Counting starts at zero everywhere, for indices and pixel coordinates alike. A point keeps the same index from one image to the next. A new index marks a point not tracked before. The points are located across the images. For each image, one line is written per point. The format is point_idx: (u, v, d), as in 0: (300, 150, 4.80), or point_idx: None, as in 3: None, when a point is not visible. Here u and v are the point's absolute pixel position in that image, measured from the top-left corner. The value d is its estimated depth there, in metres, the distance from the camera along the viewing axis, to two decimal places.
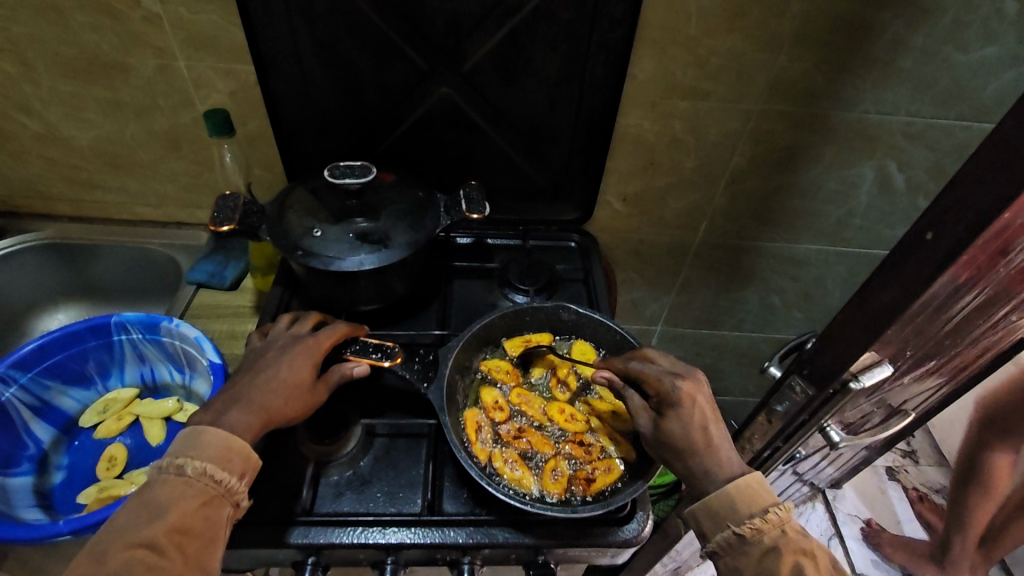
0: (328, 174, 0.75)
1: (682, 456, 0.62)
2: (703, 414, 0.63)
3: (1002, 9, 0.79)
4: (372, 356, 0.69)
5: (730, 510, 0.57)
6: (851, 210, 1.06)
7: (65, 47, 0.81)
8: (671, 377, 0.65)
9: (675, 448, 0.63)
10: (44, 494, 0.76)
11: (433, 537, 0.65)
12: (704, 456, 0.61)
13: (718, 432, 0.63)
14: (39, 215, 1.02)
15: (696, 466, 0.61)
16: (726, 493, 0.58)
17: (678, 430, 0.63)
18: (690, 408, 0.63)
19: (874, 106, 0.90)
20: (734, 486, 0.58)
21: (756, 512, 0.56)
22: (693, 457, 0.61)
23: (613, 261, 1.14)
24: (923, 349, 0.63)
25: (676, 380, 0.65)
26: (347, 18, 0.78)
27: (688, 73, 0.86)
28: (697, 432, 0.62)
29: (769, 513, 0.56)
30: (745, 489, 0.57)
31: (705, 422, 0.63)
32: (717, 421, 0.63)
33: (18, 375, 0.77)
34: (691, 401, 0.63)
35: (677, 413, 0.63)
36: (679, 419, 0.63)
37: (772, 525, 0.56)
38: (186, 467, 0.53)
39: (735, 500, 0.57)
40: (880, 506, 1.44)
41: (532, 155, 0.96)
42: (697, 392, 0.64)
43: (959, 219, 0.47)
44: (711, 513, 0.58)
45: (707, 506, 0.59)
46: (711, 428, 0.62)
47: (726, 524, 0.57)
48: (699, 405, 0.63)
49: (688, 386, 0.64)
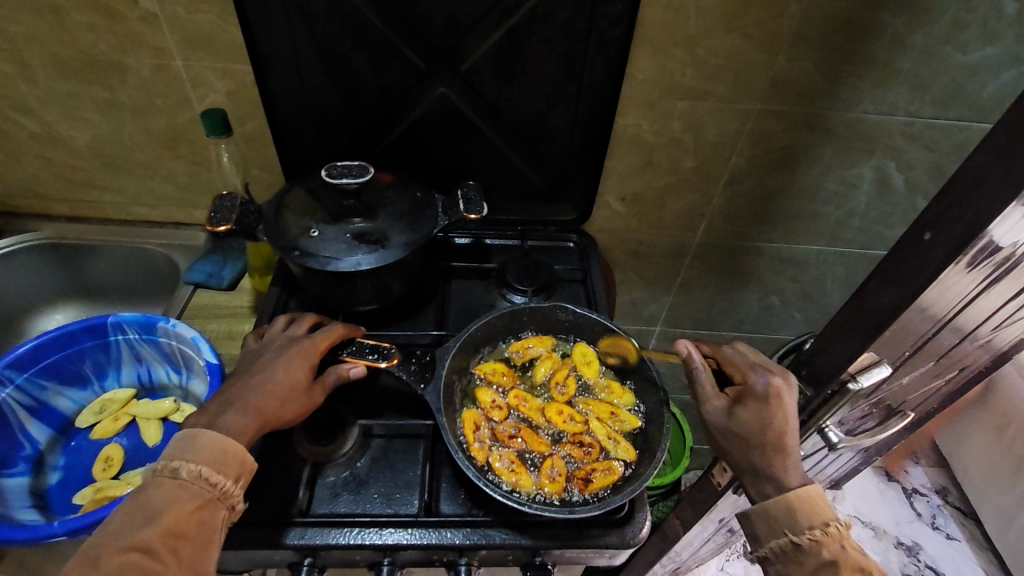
0: (326, 173, 0.74)
1: (751, 449, 0.61)
2: (784, 416, 0.60)
3: (1002, 9, 0.79)
4: (368, 357, 0.69)
5: (790, 519, 0.58)
6: (851, 210, 1.06)
7: (62, 47, 0.81)
8: (763, 370, 0.63)
9: (743, 440, 0.62)
10: (39, 495, 0.76)
11: (430, 538, 0.65)
12: (771, 455, 0.60)
13: (792, 437, 0.61)
14: (37, 214, 1.02)
15: (762, 462, 0.61)
16: (787, 501, 0.58)
17: (752, 423, 0.61)
18: (774, 405, 0.60)
19: (874, 106, 0.90)
20: (796, 496, 0.58)
21: (817, 524, 0.57)
22: (760, 452, 0.61)
23: (612, 261, 1.14)
24: (922, 350, 0.62)
25: (768, 374, 0.62)
26: (346, 18, 0.78)
27: (686, 73, 0.85)
28: (773, 430, 0.60)
29: (830, 527, 0.57)
30: (806, 500, 0.58)
31: (783, 424, 0.60)
32: (795, 426, 0.61)
33: (14, 375, 0.77)
34: (776, 399, 0.61)
35: (758, 406, 0.61)
36: (757, 413, 0.61)
37: (832, 539, 0.57)
38: (180, 471, 0.52)
39: (796, 510, 0.58)
40: (880, 506, 1.46)
41: (531, 155, 0.95)
42: (785, 393, 0.61)
43: (957, 220, 0.47)
44: (768, 519, 0.60)
45: (764, 511, 0.60)
46: (788, 434, 0.60)
47: (784, 532, 0.59)
48: (783, 405, 0.60)
49: (778, 383, 0.61)
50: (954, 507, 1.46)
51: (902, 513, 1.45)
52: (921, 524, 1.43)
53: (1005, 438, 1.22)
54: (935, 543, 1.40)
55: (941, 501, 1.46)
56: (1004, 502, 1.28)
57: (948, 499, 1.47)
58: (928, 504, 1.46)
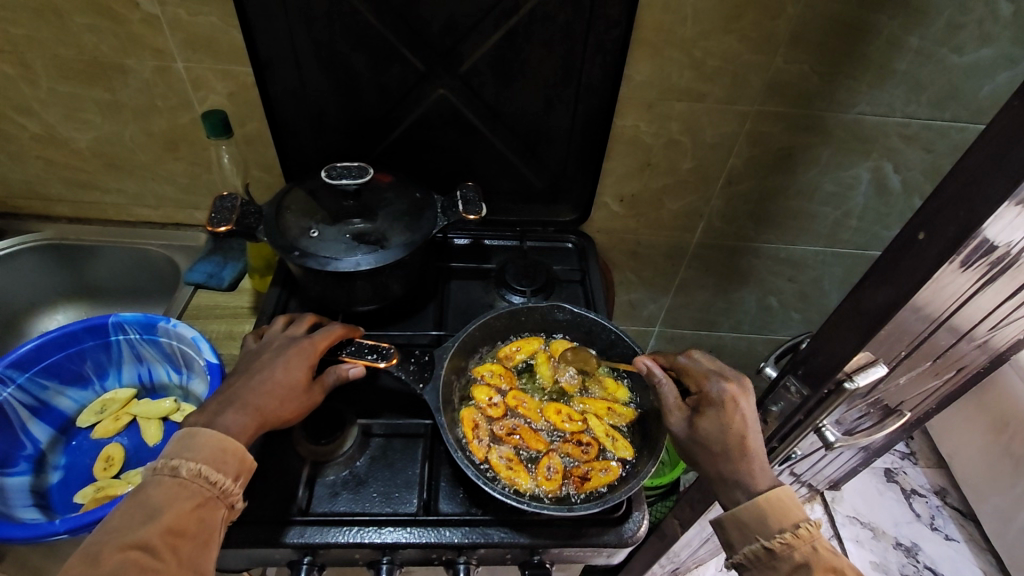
0: (326, 174, 0.74)
1: (715, 457, 0.62)
2: (743, 422, 0.62)
3: (996, 11, 0.79)
4: (367, 357, 0.70)
5: (760, 524, 0.58)
6: (848, 212, 1.06)
7: (64, 49, 0.81)
8: (717, 377, 0.64)
9: (708, 449, 0.63)
10: (41, 494, 0.76)
11: (429, 536, 0.66)
12: (737, 462, 0.61)
13: (755, 439, 0.62)
14: (39, 216, 1.03)
15: (728, 468, 0.61)
16: (756, 505, 0.58)
17: (714, 432, 0.62)
18: (731, 411, 0.62)
19: (871, 108, 0.90)
20: (764, 498, 0.58)
21: (787, 527, 0.57)
22: (725, 460, 0.61)
23: (611, 262, 1.15)
24: (919, 350, 0.62)
25: (722, 382, 0.64)
26: (346, 21, 0.79)
27: (684, 75, 0.86)
28: (735, 436, 0.61)
29: (799, 528, 0.56)
30: (776, 502, 0.58)
31: (742, 429, 0.61)
32: (756, 430, 0.62)
33: (15, 375, 0.77)
34: (733, 405, 0.62)
35: (717, 415, 0.62)
36: (717, 421, 0.62)
37: (803, 541, 0.56)
38: (180, 469, 0.53)
39: (766, 513, 0.58)
40: (880, 507, 1.46)
41: (530, 156, 0.96)
42: (741, 398, 0.63)
43: (951, 219, 0.48)
44: (739, 524, 0.59)
45: (735, 517, 0.59)
46: (749, 437, 0.61)
47: (756, 537, 0.58)
48: (740, 410, 0.62)
49: (732, 390, 0.63)
50: (953, 507, 1.46)
51: (901, 514, 1.45)
52: (921, 524, 1.43)
53: (1005, 439, 1.22)
54: (934, 544, 1.40)
55: (941, 502, 1.46)
56: (1004, 504, 1.28)
57: (948, 499, 1.47)
58: (928, 505, 1.46)
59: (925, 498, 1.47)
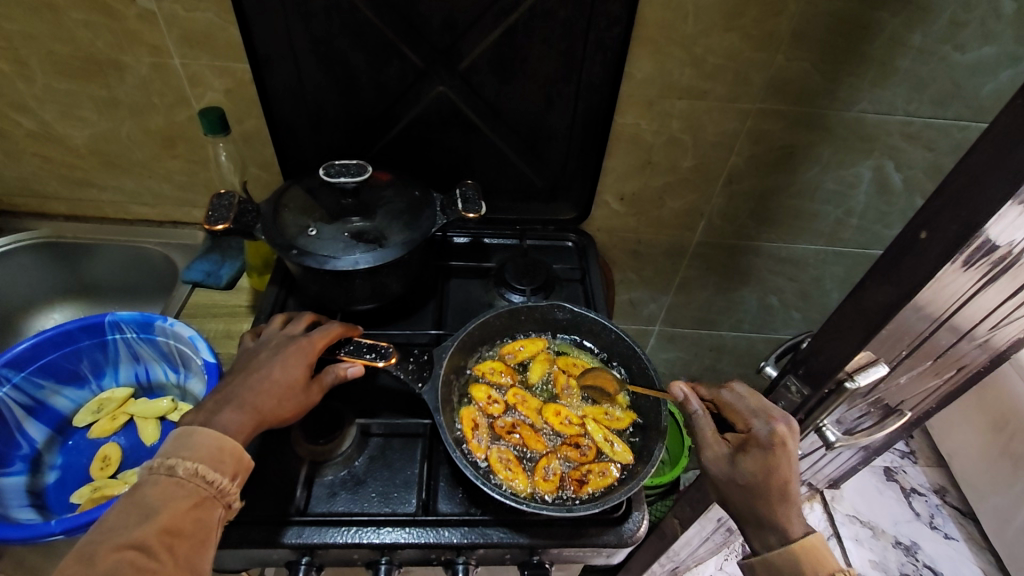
0: (324, 173, 0.74)
1: (754, 498, 0.61)
2: (789, 465, 0.60)
3: (1000, 9, 0.79)
4: (366, 356, 0.69)
5: (794, 571, 0.58)
6: (850, 210, 1.06)
7: (59, 45, 0.80)
8: (764, 418, 0.62)
9: (746, 490, 0.61)
10: (37, 494, 0.76)
11: (428, 536, 0.65)
12: (775, 506, 0.60)
13: (795, 484, 0.60)
14: (35, 214, 1.02)
15: (766, 512, 0.60)
16: (790, 551, 0.58)
17: (756, 473, 0.60)
18: (779, 454, 0.60)
19: (872, 106, 0.90)
20: (799, 546, 0.58)
21: None
22: (764, 502, 0.60)
23: (612, 261, 1.14)
24: (919, 349, 0.62)
25: (770, 421, 0.61)
26: (344, 18, 0.78)
27: (685, 73, 0.85)
28: (778, 480, 0.60)
29: None
30: (809, 549, 0.58)
31: (786, 473, 0.60)
32: (797, 473, 0.61)
33: (11, 374, 0.77)
34: (782, 447, 0.60)
35: (762, 455, 0.60)
36: (762, 462, 0.60)
37: None
38: (177, 468, 0.52)
39: (800, 561, 0.58)
40: (879, 506, 1.46)
41: (530, 154, 0.95)
42: (789, 441, 0.61)
43: (953, 218, 0.48)
44: (771, 570, 0.60)
45: (767, 562, 0.60)
46: (791, 482, 0.60)
47: None
48: (788, 452, 0.60)
49: (781, 430, 0.61)
50: (952, 506, 1.46)
51: (900, 513, 1.45)
52: (920, 523, 1.43)
53: (1005, 437, 1.22)
54: (932, 543, 1.39)
55: (939, 501, 1.46)
56: (1004, 503, 1.28)
57: (947, 498, 1.47)
58: (927, 504, 1.46)
59: (925, 497, 1.47)
